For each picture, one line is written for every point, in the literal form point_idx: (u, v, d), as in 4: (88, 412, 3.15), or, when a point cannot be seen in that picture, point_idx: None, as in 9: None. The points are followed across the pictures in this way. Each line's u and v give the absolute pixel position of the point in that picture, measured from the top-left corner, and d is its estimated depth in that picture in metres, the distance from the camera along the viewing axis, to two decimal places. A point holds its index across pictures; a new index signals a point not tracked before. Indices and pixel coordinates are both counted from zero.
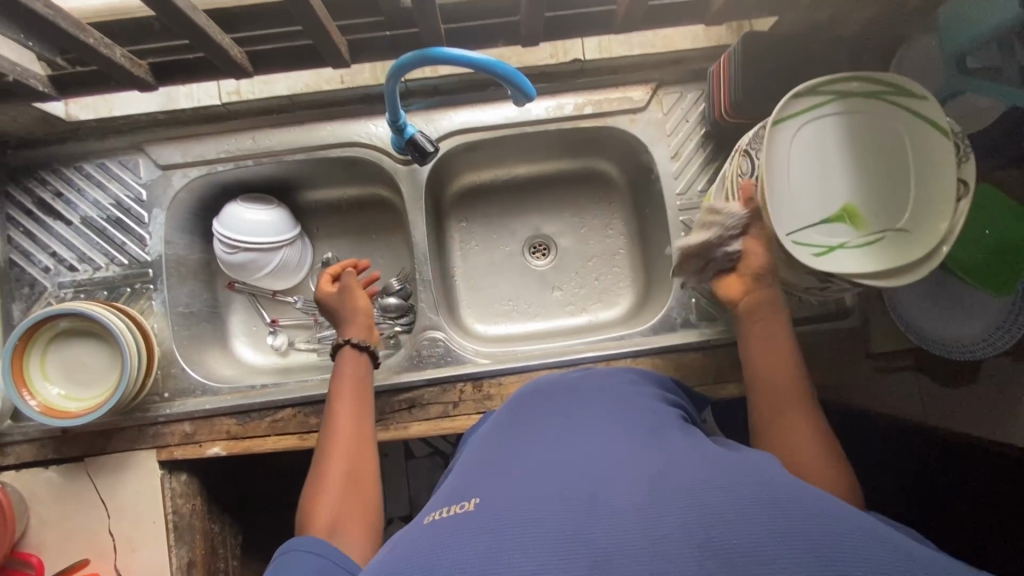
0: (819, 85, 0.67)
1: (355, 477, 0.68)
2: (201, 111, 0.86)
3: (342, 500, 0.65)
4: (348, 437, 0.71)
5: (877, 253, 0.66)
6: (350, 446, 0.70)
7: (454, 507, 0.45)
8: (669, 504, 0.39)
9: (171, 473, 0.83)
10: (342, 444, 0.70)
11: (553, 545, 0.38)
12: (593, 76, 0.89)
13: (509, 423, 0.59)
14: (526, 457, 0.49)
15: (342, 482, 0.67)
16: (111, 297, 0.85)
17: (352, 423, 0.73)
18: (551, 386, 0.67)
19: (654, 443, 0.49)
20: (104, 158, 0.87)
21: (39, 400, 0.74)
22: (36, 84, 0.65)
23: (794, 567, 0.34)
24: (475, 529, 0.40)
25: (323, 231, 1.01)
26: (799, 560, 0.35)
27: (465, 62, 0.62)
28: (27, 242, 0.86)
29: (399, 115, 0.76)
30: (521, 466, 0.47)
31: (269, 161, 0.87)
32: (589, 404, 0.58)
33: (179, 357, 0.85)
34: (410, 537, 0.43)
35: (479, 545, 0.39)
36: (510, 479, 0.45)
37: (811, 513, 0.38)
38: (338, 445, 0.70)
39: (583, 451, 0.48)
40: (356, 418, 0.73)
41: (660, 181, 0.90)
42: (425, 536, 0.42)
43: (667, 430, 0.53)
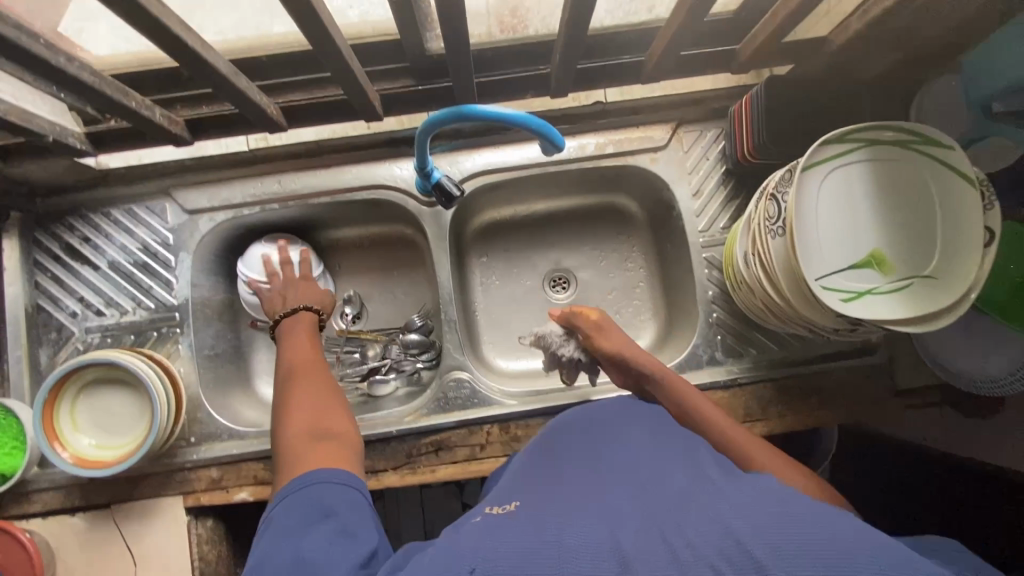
0: (848, 133, 0.68)
1: (327, 404, 0.67)
2: (229, 157, 0.87)
3: (321, 427, 0.63)
4: (307, 373, 0.71)
5: (905, 299, 0.68)
6: (314, 381, 0.70)
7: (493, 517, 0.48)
8: (695, 519, 0.41)
9: (198, 518, 0.82)
10: (302, 382, 0.69)
11: (588, 555, 0.40)
12: (614, 116, 0.90)
13: (543, 452, 0.62)
14: (561, 486, 0.51)
15: (314, 410, 0.65)
16: (138, 341, 0.86)
17: (307, 359, 0.74)
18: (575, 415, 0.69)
19: (686, 469, 0.50)
20: (132, 203, 0.88)
21: (71, 452, 0.74)
22: (74, 142, 0.67)
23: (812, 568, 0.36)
24: (517, 535, 0.43)
25: (344, 269, 1.02)
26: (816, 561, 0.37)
27: (497, 118, 0.62)
28: (55, 288, 0.86)
29: (425, 161, 0.77)
30: (561, 495, 0.49)
31: (295, 203, 0.88)
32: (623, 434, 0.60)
33: (206, 401, 0.85)
34: (449, 539, 0.46)
35: (518, 552, 0.41)
36: (548, 500, 0.48)
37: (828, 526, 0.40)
38: (298, 385, 0.69)
39: (621, 479, 0.50)
40: (309, 358, 0.74)
41: (681, 218, 0.91)
42: (466, 538, 0.45)
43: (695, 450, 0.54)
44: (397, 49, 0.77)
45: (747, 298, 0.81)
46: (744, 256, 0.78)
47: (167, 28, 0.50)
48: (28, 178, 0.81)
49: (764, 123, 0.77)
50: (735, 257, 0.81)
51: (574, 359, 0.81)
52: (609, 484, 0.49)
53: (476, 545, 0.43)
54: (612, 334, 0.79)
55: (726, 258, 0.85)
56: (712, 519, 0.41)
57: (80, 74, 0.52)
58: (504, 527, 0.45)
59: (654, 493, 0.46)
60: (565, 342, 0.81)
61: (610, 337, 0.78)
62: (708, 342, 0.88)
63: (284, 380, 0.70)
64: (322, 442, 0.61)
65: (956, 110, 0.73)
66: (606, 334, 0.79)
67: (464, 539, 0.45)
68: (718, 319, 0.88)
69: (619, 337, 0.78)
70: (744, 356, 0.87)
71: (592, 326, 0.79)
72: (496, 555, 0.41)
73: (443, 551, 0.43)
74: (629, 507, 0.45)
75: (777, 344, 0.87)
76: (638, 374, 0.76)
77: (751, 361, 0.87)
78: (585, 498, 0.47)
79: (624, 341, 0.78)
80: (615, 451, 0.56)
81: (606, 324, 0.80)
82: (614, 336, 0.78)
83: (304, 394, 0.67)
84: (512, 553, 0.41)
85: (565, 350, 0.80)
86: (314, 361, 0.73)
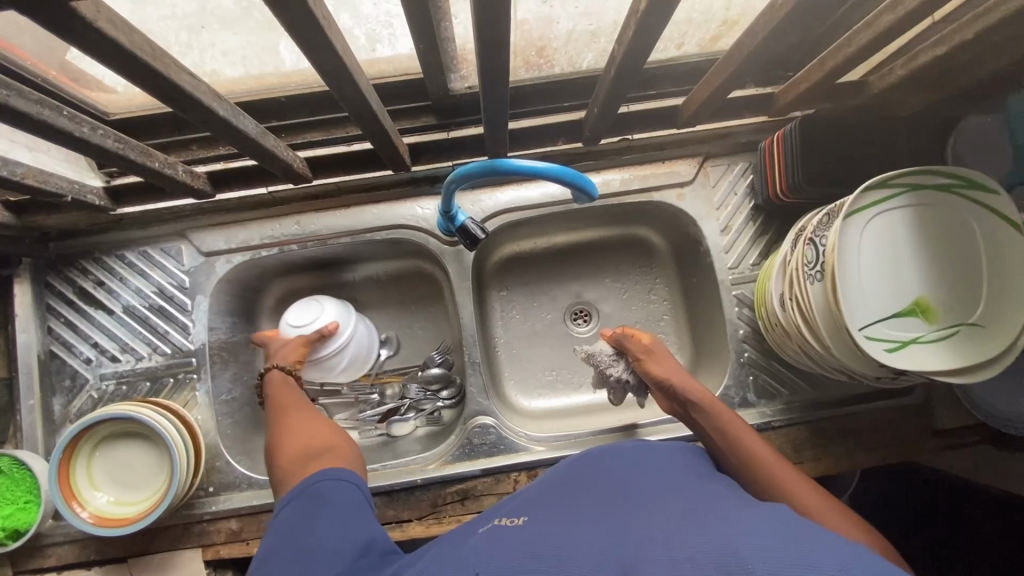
0: (891, 178, 0.66)
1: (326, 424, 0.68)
2: (246, 199, 0.84)
3: (322, 441, 0.65)
4: (298, 406, 0.71)
5: (951, 348, 0.65)
6: (307, 408, 0.71)
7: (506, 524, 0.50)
8: (691, 526, 0.42)
9: (217, 572, 0.80)
10: (299, 413, 0.70)
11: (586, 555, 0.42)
12: (640, 151, 0.87)
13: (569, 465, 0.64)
14: (581, 500, 0.52)
15: (313, 429, 0.67)
16: (154, 388, 0.83)
17: (292, 398, 0.73)
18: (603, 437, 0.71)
19: (698, 490, 0.51)
20: (147, 246, 0.86)
21: (90, 511, 0.72)
22: (92, 198, 0.65)
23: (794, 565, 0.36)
24: (523, 543, 0.44)
25: (361, 305, 0.99)
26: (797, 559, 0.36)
27: (532, 172, 0.60)
28: (68, 333, 0.84)
29: (450, 206, 0.74)
30: (581, 503, 0.51)
31: (314, 244, 0.86)
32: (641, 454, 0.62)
33: (224, 449, 0.83)
34: (459, 544, 0.48)
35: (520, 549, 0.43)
36: (565, 511, 0.49)
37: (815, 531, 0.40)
38: (296, 414, 0.70)
39: (641, 500, 0.50)
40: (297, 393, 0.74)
41: (709, 254, 0.89)
42: (478, 542, 0.46)
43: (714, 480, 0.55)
44: (420, 91, 0.75)
45: (782, 340, 0.79)
46: (780, 298, 0.76)
47: (196, 98, 0.48)
48: (41, 224, 0.79)
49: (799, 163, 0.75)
50: (769, 298, 0.79)
51: (623, 381, 0.84)
52: (631, 504, 0.49)
53: (483, 551, 0.44)
54: (662, 358, 0.81)
55: (758, 298, 0.83)
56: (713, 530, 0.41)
57: (105, 142, 0.50)
58: (514, 534, 0.46)
59: (668, 512, 0.46)
60: (614, 362, 0.84)
61: (657, 360, 0.81)
62: (740, 382, 0.85)
63: (276, 415, 0.70)
64: (324, 451, 0.63)
65: (1000, 150, 0.71)
66: (653, 357, 0.82)
67: (472, 544, 0.46)
68: (750, 359, 0.86)
69: (667, 361, 0.81)
70: (777, 397, 0.85)
71: (641, 349, 0.82)
72: (500, 557, 0.43)
73: (451, 553, 0.45)
74: (642, 522, 0.45)
75: (811, 384, 0.85)
76: (684, 400, 0.77)
77: (784, 403, 0.84)
78: (599, 515, 0.48)
79: (672, 366, 0.81)
80: (639, 473, 0.56)
81: (656, 349, 0.83)
82: (661, 359, 0.81)
83: (302, 417, 0.69)
84: (517, 557, 0.42)
85: (616, 370, 0.83)
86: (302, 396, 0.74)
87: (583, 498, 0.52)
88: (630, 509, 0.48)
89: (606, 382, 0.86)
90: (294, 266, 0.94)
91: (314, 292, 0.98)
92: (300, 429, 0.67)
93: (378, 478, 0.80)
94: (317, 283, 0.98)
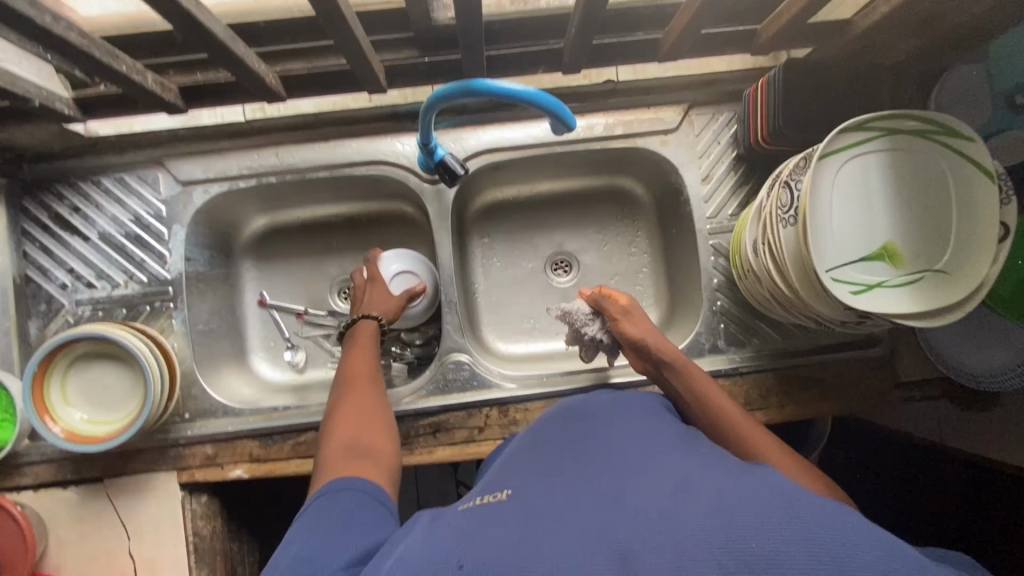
0: (868, 121, 0.66)
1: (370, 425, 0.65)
2: (224, 127, 0.84)
3: (354, 445, 0.62)
4: (357, 385, 0.70)
5: (915, 293, 0.66)
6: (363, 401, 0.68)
7: (489, 500, 0.49)
8: (690, 507, 0.40)
9: (192, 494, 0.82)
10: (355, 394, 0.69)
11: (586, 548, 0.39)
12: (625, 96, 0.87)
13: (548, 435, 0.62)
14: (563, 476, 0.50)
15: (353, 431, 0.64)
16: (130, 316, 0.84)
17: (363, 373, 0.73)
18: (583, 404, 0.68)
19: (681, 455, 0.50)
20: (123, 173, 0.85)
21: (63, 426, 0.73)
22: (62, 108, 0.65)
23: (801, 565, 0.35)
24: (509, 526, 0.43)
25: (342, 246, 0.99)
26: (807, 561, 0.35)
27: (508, 95, 0.60)
28: (43, 258, 0.84)
29: (429, 137, 0.74)
30: (563, 480, 0.50)
31: (292, 177, 0.85)
32: (625, 422, 0.60)
33: (200, 377, 0.84)
34: (447, 523, 0.46)
35: (516, 550, 0.40)
36: (548, 491, 0.48)
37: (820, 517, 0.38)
38: (350, 397, 0.69)
39: (620, 467, 0.49)
40: (366, 369, 0.73)
41: (689, 203, 0.89)
42: (460, 523, 0.46)
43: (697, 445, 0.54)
44: (401, 17, 0.73)
45: (753, 288, 0.80)
46: (753, 244, 0.77)
47: None
48: (14, 144, 0.78)
49: (780, 107, 0.75)
50: (744, 246, 0.80)
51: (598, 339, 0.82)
52: (611, 473, 0.48)
53: (474, 539, 0.43)
54: (637, 320, 0.80)
55: (734, 246, 0.83)
56: (705, 501, 0.40)
57: (68, 35, 0.50)
58: (497, 512, 0.46)
59: (650, 478, 0.46)
60: (590, 321, 0.82)
61: (632, 320, 0.80)
62: (711, 330, 0.87)
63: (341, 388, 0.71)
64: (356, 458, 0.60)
65: (982, 100, 0.70)
66: (631, 317, 0.80)
67: (459, 524, 0.46)
68: (722, 307, 0.87)
69: (642, 323, 0.80)
70: (746, 345, 0.86)
71: (618, 309, 0.81)
72: (488, 542, 0.42)
73: (438, 541, 0.44)
74: (624, 487, 0.45)
75: (781, 334, 0.87)
76: (657, 360, 0.76)
77: (753, 350, 0.86)
78: (582, 487, 0.47)
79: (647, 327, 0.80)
80: (617, 438, 0.56)
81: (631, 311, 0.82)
82: (636, 320, 0.80)
83: (347, 413, 0.66)
84: (503, 545, 0.41)
85: (590, 329, 0.81)
86: (367, 374, 0.72)
87: (565, 468, 0.52)
88: (612, 479, 0.47)
89: (578, 341, 0.85)
90: (274, 202, 0.93)
91: (295, 231, 0.98)
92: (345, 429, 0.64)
93: None
94: (297, 221, 0.97)
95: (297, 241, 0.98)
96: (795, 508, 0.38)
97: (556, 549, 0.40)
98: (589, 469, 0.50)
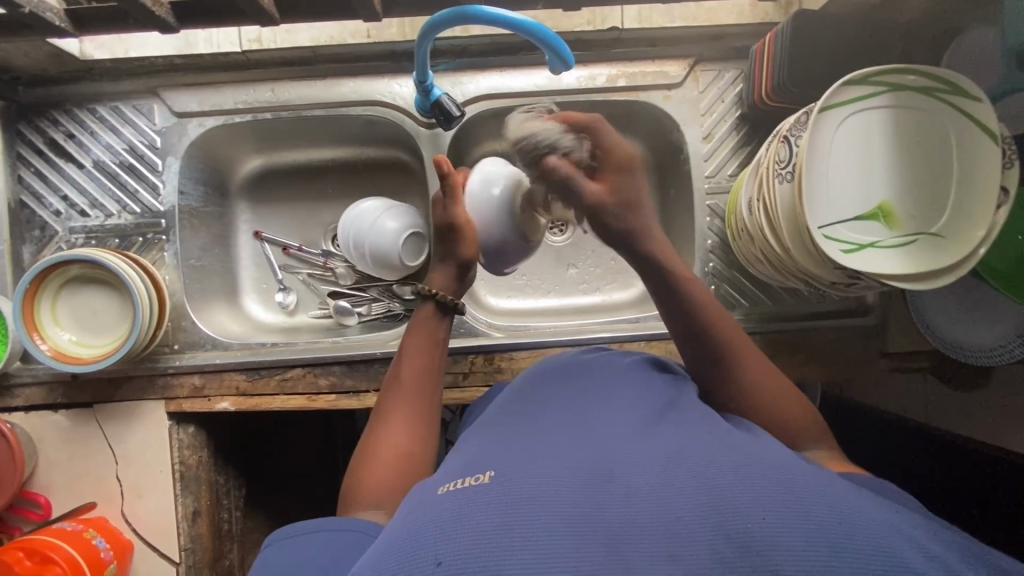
0: (873, 75, 0.65)
1: (416, 441, 0.62)
2: (221, 58, 0.83)
3: (391, 459, 0.59)
4: (409, 394, 0.66)
5: (909, 254, 0.65)
6: (413, 416, 0.65)
7: (465, 479, 0.43)
8: (681, 488, 0.38)
9: (179, 424, 0.83)
10: (399, 396, 0.66)
11: (571, 523, 0.36)
12: (629, 47, 0.85)
13: (524, 392, 0.60)
14: (538, 436, 0.47)
15: (395, 446, 0.61)
16: (123, 246, 0.84)
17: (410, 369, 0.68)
18: (561, 364, 0.64)
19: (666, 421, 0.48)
20: (118, 101, 0.84)
21: (50, 344, 0.76)
22: (53, 19, 0.66)
23: (812, 554, 0.33)
24: (494, 511, 0.37)
25: (337, 192, 0.98)
26: (813, 546, 0.33)
27: (501, 21, 0.62)
28: (38, 184, 0.84)
29: (425, 76, 0.73)
30: (534, 438, 0.47)
31: (287, 114, 0.85)
32: (606, 382, 0.57)
33: (191, 311, 0.85)
34: (421, 510, 0.41)
35: (495, 524, 0.36)
36: (519, 451, 0.45)
37: (823, 496, 0.37)
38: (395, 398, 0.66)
39: (605, 437, 0.46)
40: (423, 376, 0.67)
41: (689, 162, 0.88)
42: (437, 506, 0.40)
43: (679, 407, 0.52)
44: None
45: (746, 247, 0.79)
46: (748, 202, 0.76)
47: None
48: (9, 63, 0.78)
49: (785, 61, 0.73)
50: (739, 204, 0.78)
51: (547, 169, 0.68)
52: (595, 443, 0.45)
53: (449, 517, 0.38)
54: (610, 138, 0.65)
55: (730, 207, 0.82)
56: (702, 485, 0.38)
57: None
58: (476, 492, 0.40)
59: (640, 453, 0.43)
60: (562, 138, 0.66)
61: (619, 151, 0.65)
62: None
63: (389, 385, 0.67)
64: (392, 478, 0.58)
65: (990, 61, 0.69)
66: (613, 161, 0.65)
67: (436, 510, 0.39)
68: (714, 269, 0.87)
69: (627, 185, 0.65)
70: (736, 307, 0.86)
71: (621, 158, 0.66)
72: (469, 531, 0.36)
73: (409, 520, 0.40)
74: (612, 461, 0.42)
75: (772, 299, 0.87)
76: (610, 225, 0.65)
77: (742, 313, 0.86)
78: (564, 456, 0.43)
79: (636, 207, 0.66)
80: (596, 402, 0.53)
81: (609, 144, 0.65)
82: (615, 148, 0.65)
83: (394, 422, 0.63)
84: (484, 532, 0.36)
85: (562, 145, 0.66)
86: (423, 383, 0.67)
87: (539, 432, 0.48)
88: (597, 449, 0.44)
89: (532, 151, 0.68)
90: (270, 141, 0.92)
91: (291, 174, 0.97)
92: (390, 443, 0.61)
93: (339, 348, 0.83)
94: (294, 164, 0.97)
95: (292, 183, 0.98)
96: (792, 486, 0.37)
97: (540, 531, 0.35)
98: (568, 437, 0.46)
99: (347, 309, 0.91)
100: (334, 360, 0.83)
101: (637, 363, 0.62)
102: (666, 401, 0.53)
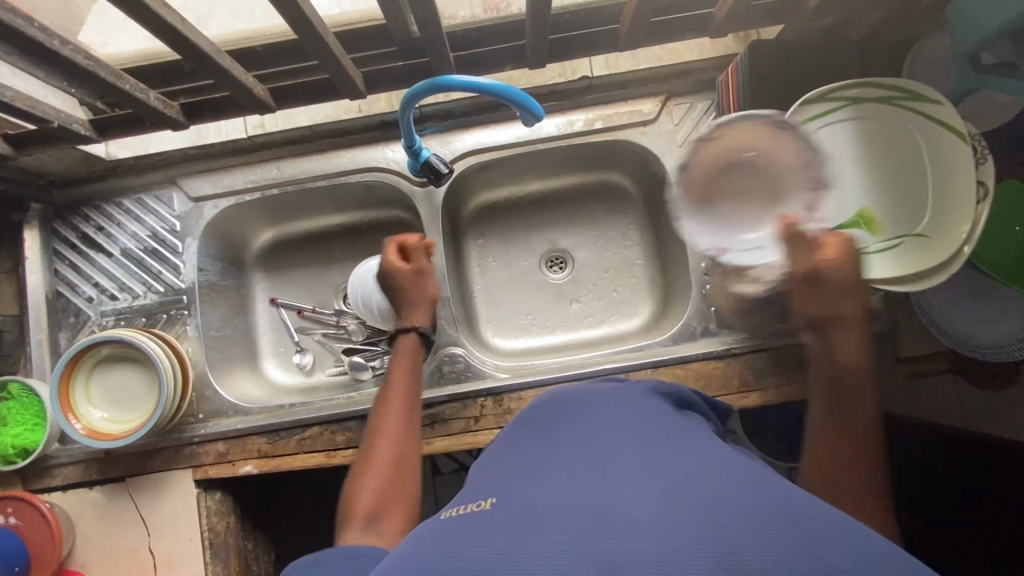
0: (830, 92, 0.68)
1: (400, 459, 0.68)
2: (229, 144, 0.91)
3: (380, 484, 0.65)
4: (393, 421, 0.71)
5: (896, 258, 0.66)
6: (393, 438, 0.70)
7: (468, 504, 0.44)
8: (686, 512, 0.37)
9: (206, 491, 0.86)
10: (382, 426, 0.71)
11: (571, 543, 0.36)
12: (603, 92, 0.90)
13: (531, 424, 0.60)
14: (548, 460, 0.49)
15: (382, 470, 0.66)
16: (149, 324, 0.90)
17: (399, 400, 0.74)
18: (572, 394, 0.64)
19: (670, 446, 0.48)
20: (142, 193, 0.93)
21: (84, 423, 0.81)
22: (79, 128, 0.76)
23: None
24: (491, 534, 0.39)
25: (344, 253, 1.03)
26: None
27: (472, 87, 0.68)
28: (72, 274, 0.91)
29: (412, 140, 0.79)
30: (541, 464, 0.48)
31: (293, 188, 0.92)
32: (608, 409, 0.58)
33: (212, 379, 0.89)
34: (426, 533, 0.42)
35: (497, 544, 0.37)
36: (525, 479, 0.46)
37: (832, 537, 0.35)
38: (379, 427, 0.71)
39: (600, 460, 0.46)
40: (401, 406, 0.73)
41: (673, 191, 0.91)
42: (439, 532, 0.41)
43: (686, 435, 0.51)
44: (381, 31, 0.76)
45: None
46: None
47: (148, 8, 0.55)
48: (44, 171, 0.87)
49: (748, 86, 0.77)
50: None
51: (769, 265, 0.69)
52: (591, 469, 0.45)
53: (454, 542, 0.39)
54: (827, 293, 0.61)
55: None
56: (705, 510, 0.37)
57: None
58: (475, 519, 0.41)
59: (643, 477, 0.42)
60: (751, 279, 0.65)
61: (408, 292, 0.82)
62: (702, 313, 0.88)
63: (376, 412, 0.73)
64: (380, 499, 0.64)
65: (947, 65, 0.71)
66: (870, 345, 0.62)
67: (441, 536, 0.41)
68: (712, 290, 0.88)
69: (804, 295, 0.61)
70: (739, 326, 0.87)
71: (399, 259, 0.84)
72: (470, 549, 0.38)
73: (413, 547, 0.41)
74: (614, 486, 0.41)
75: None
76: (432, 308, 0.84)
77: (747, 332, 0.86)
78: (562, 480, 0.44)
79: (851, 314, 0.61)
80: (601, 426, 0.54)
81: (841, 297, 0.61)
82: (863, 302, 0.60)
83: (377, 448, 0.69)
84: (482, 555, 0.37)
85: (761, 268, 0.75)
86: (401, 410, 0.73)
87: (540, 463, 0.49)
88: (596, 475, 0.44)
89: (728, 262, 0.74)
90: (278, 214, 0.99)
91: (301, 242, 1.03)
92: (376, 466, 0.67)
93: (353, 403, 0.86)
94: (303, 233, 1.03)
95: (301, 251, 1.03)
96: (795, 519, 0.36)
97: (540, 558, 0.36)
98: (565, 464, 0.47)
99: (361, 364, 0.94)
100: (347, 415, 0.85)
101: (638, 392, 0.62)
102: (665, 425, 0.53)
